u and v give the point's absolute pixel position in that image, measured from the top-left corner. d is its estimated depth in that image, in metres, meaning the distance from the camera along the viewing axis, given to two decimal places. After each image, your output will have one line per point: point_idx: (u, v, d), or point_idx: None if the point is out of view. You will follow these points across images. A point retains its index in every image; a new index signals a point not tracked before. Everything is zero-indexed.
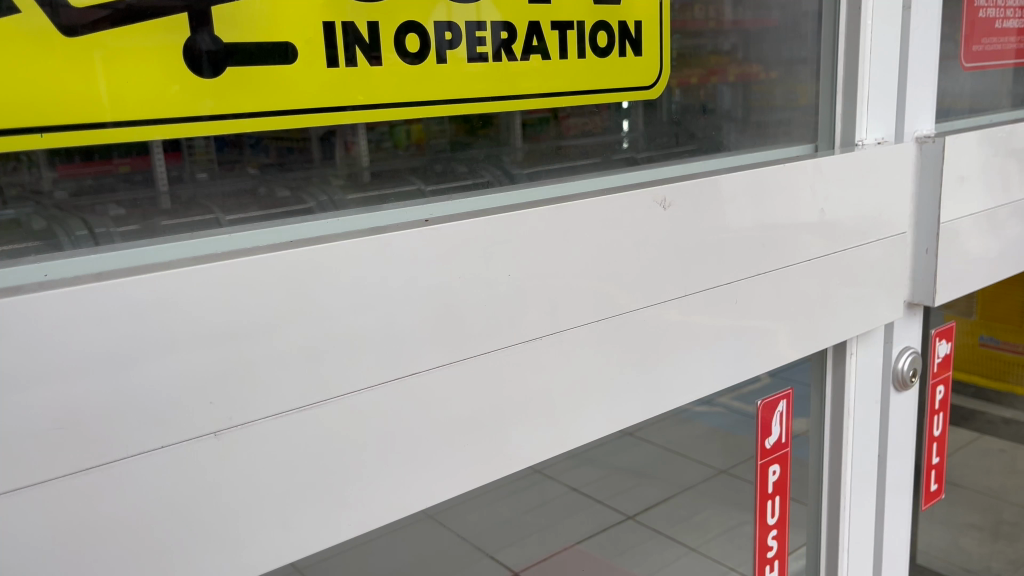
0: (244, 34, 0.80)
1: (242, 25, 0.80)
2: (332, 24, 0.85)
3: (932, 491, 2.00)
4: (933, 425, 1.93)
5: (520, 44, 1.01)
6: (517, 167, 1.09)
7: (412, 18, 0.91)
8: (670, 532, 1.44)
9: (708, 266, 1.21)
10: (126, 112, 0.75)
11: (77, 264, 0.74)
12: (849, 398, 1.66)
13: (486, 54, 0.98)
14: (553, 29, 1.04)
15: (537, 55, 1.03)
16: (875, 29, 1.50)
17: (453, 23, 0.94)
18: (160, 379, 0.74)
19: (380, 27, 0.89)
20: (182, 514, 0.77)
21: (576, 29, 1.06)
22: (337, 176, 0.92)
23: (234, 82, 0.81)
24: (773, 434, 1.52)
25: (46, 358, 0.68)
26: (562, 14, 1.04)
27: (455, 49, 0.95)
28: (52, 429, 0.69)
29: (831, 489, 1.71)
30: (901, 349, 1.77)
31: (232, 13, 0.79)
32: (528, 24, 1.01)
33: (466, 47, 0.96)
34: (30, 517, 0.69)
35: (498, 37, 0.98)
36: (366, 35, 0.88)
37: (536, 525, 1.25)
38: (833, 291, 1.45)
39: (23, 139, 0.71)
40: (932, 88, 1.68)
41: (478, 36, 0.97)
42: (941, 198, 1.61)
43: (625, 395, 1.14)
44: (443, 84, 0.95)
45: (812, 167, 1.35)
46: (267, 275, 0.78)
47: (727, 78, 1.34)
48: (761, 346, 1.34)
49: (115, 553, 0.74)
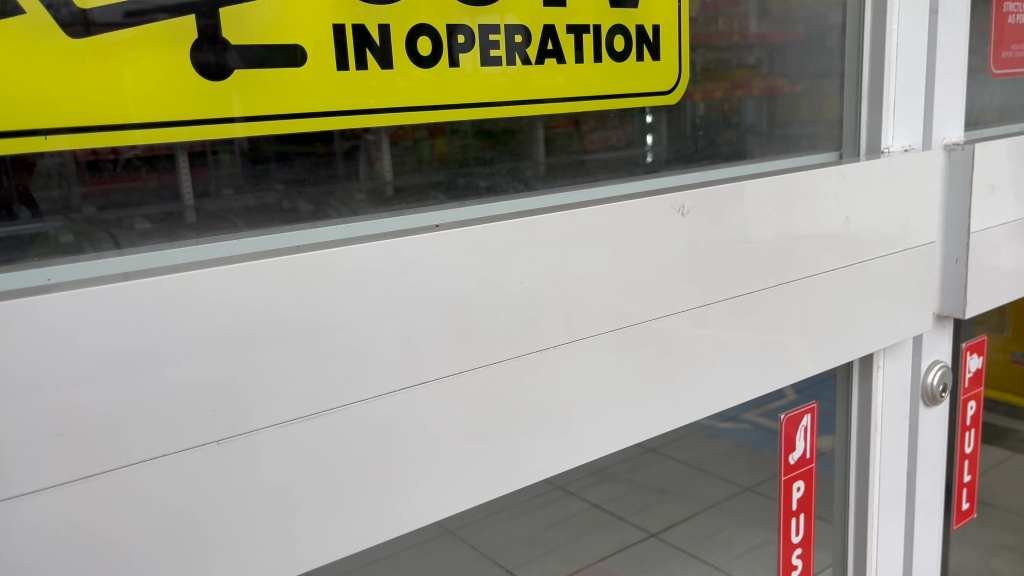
0: (253, 37, 0.80)
1: (248, 26, 0.80)
2: (343, 26, 0.85)
3: (965, 510, 1.95)
4: (964, 442, 1.88)
5: (535, 47, 1.00)
6: (539, 180, 1.09)
7: (423, 20, 0.91)
8: (693, 549, 1.41)
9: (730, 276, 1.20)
10: (148, 113, 0.76)
11: (73, 271, 0.74)
12: (877, 412, 1.64)
13: (500, 57, 0.98)
14: (569, 32, 1.03)
15: (553, 59, 1.02)
16: (902, 36, 1.49)
17: (468, 26, 0.94)
18: (160, 387, 0.74)
19: (392, 31, 0.89)
20: (182, 523, 0.76)
21: (592, 32, 1.05)
22: (360, 190, 0.93)
23: (246, 84, 0.81)
24: (795, 450, 1.51)
25: (45, 364, 0.68)
26: (577, 17, 1.03)
27: (468, 52, 0.95)
28: (52, 435, 0.69)
29: (858, 505, 1.68)
30: (931, 362, 1.74)
31: (240, 15, 0.79)
32: (543, 27, 1.00)
33: (479, 51, 0.96)
34: (27, 523, 0.69)
35: (513, 41, 0.98)
36: (377, 38, 0.88)
37: (556, 541, 1.24)
38: (859, 302, 1.43)
39: (25, 141, 0.71)
40: (960, 97, 1.66)
41: (493, 40, 0.96)
42: (971, 207, 1.58)
43: (641, 408, 1.13)
44: (457, 88, 0.95)
45: (837, 175, 1.33)
46: (271, 280, 0.78)
47: (751, 91, 1.32)
48: (783, 358, 1.32)
49: (113, 561, 0.73)
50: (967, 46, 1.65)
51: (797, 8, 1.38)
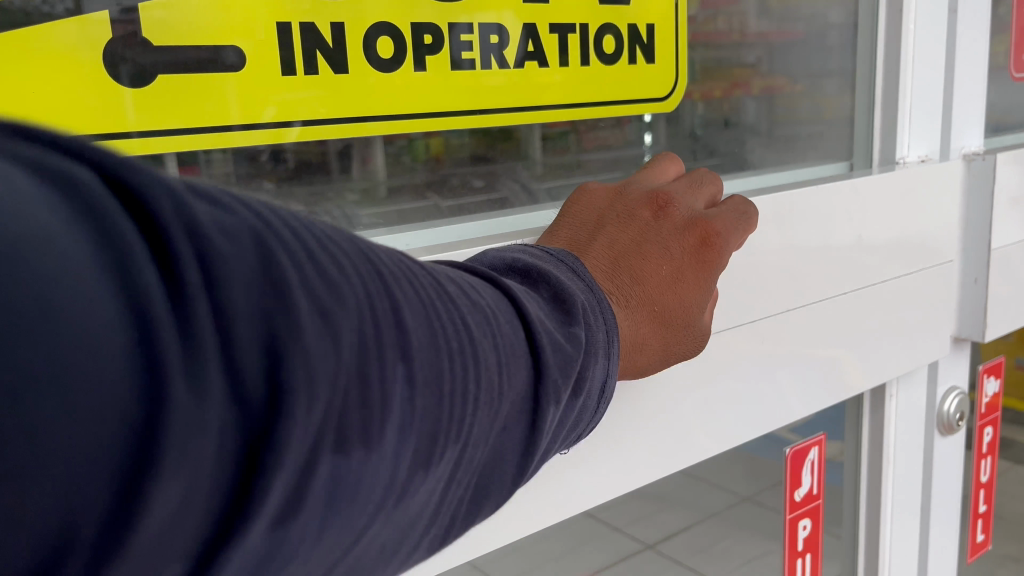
0: (175, 37, 0.76)
1: (172, 28, 0.76)
2: (287, 25, 0.81)
3: (979, 543, 1.94)
4: (981, 471, 1.87)
5: (512, 49, 0.98)
6: (536, 182, 1.09)
7: (383, 19, 0.87)
8: (690, 561, 1.41)
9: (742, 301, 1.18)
10: (152, 122, 0.76)
11: None
12: (888, 443, 1.61)
13: (474, 58, 0.95)
14: (552, 32, 1.01)
15: (533, 61, 1.00)
16: (919, 30, 1.44)
17: (433, 24, 0.91)
18: None
19: (347, 29, 0.85)
20: None
21: (578, 31, 1.03)
22: (353, 190, 0.93)
23: (250, 89, 0.80)
24: (802, 485, 1.48)
25: None
26: (561, 15, 1.02)
27: (435, 53, 0.91)
28: None
29: (868, 527, 1.66)
30: (947, 390, 1.72)
31: (162, 16, 0.75)
32: (522, 26, 0.98)
33: (449, 53, 0.93)
34: None
35: (488, 41, 0.96)
36: (330, 39, 0.84)
37: (552, 554, 1.23)
38: (872, 323, 1.41)
39: None
40: (979, 103, 1.64)
41: (464, 41, 0.94)
42: (992, 223, 1.56)
43: (639, 443, 1.10)
44: (436, 93, 0.93)
45: (849, 189, 1.31)
46: None
47: (751, 90, 1.32)
48: (791, 379, 1.30)
49: None
50: (987, 46, 1.63)
51: (796, 7, 1.37)
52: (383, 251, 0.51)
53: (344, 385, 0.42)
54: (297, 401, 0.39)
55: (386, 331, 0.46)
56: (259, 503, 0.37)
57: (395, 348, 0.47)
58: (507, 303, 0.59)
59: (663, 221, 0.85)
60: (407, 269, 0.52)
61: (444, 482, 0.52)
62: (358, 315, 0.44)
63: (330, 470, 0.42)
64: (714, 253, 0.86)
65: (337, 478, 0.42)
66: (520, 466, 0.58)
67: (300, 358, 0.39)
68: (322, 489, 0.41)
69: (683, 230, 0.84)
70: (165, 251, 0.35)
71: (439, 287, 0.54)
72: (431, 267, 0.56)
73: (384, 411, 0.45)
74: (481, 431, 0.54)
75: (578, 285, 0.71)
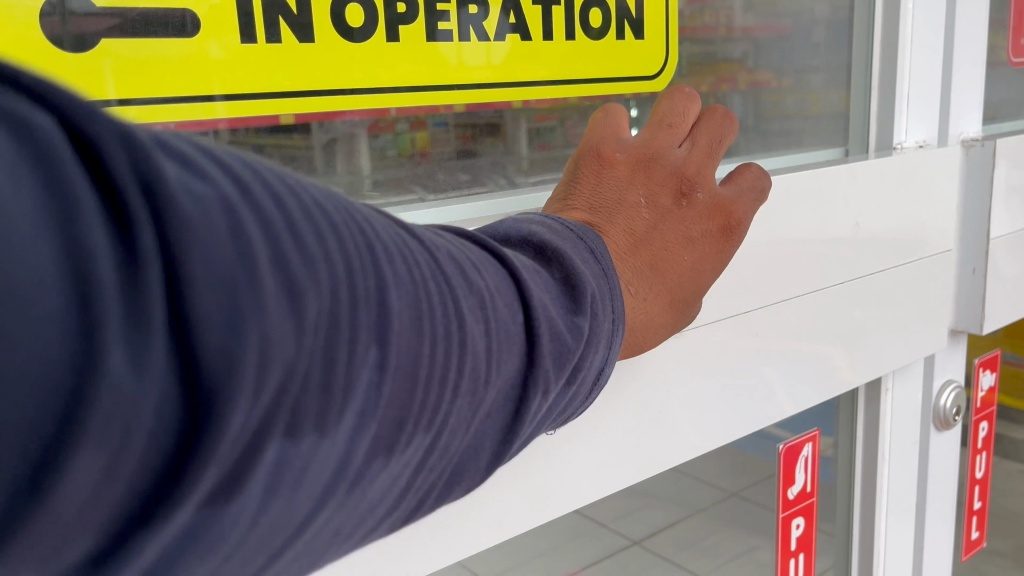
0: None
1: None
2: None
3: (973, 540, 1.94)
4: (976, 466, 1.86)
5: (492, 22, 0.97)
6: (521, 176, 1.08)
7: None
8: (675, 557, 1.42)
9: (738, 292, 1.17)
10: (133, 91, 0.75)
11: None
12: (884, 440, 1.62)
13: (450, 29, 0.94)
14: (535, 4, 1.00)
15: (515, 34, 0.99)
16: (917, 21, 1.46)
17: None
18: None
19: None
20: None
21: (562, 4, 1.02)
22: (337, 184, 0.93)
23: (230, 65, 0.80)
24: (795, 483, 1.46)
25: None
26: None
27: (410, 23, 0.90)
28: None
29: (862, 521, 1.67)
30: (944, 384, 1.71)
31: None
32: None
33: (424, 22, 0.91)
34: None
35: (467, 12, 0.94)
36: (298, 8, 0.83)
37: (539, 550, 1.23)
38: (868, 315, 1.41)
39: None
40: (978, 89, 1.63)
41: (441, 10, 0.92)
42: (991, 209, 1.57)
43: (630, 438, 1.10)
44: (414, 66, 0.92)
45: (848, 174, 1.31)
46: None
47: (737, 86, 1.31)
48: (784, 372, 1.30)
49: None
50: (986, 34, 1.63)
51: (779, 3, 1.37)
52: (383, 228, 0.50)
53: (304, 368, 0.42)
54: (246, 383, 0.37)
55: (361, 311, 0.45)
56: (185, 486, 0.36)
57: (370, 330, 0.46)
58: (511, 282, 0.58)
59: (688, 209, 0.82)
60: (406, 247, 0.51)
61: (412, 467, 0.52)
62: (331, 293, 0.43)
63: (277, 453, 0.41)
64: (728, 241, 0.85)
65: (282, 463, 0.42)
66: (498, 450, 0.58)
67: (258, 332, 0.38)
68: (265, 473, 0.41)
69: (705, 219, 0.82)
70: (119, 208, 0.34)
71: (436, 264, 0.53)
72: (431, 239, 0.55)
73: (345, 398, 0.44)
74: (456, 417, 0.53)
75: (592, 268, 0.68)
